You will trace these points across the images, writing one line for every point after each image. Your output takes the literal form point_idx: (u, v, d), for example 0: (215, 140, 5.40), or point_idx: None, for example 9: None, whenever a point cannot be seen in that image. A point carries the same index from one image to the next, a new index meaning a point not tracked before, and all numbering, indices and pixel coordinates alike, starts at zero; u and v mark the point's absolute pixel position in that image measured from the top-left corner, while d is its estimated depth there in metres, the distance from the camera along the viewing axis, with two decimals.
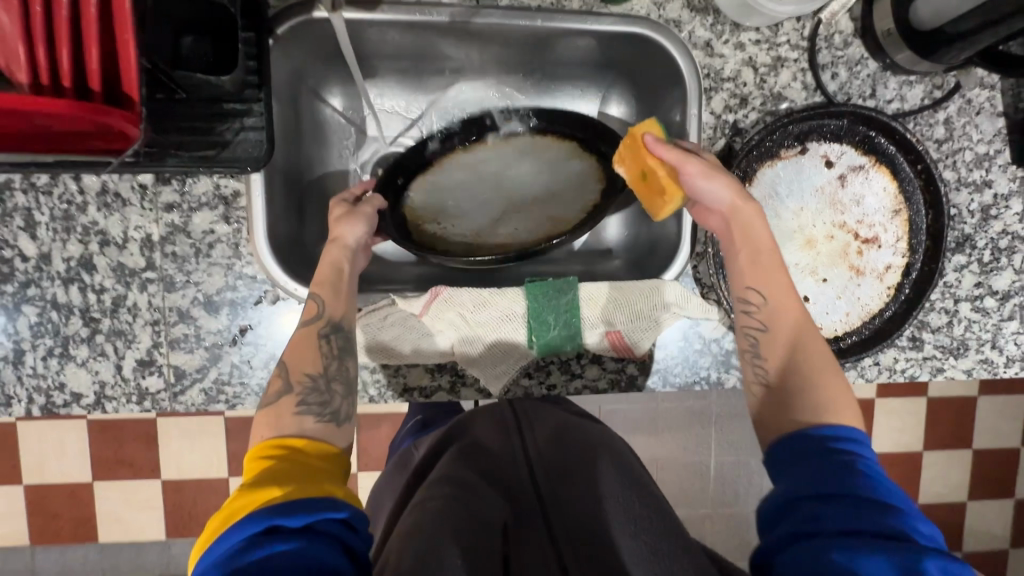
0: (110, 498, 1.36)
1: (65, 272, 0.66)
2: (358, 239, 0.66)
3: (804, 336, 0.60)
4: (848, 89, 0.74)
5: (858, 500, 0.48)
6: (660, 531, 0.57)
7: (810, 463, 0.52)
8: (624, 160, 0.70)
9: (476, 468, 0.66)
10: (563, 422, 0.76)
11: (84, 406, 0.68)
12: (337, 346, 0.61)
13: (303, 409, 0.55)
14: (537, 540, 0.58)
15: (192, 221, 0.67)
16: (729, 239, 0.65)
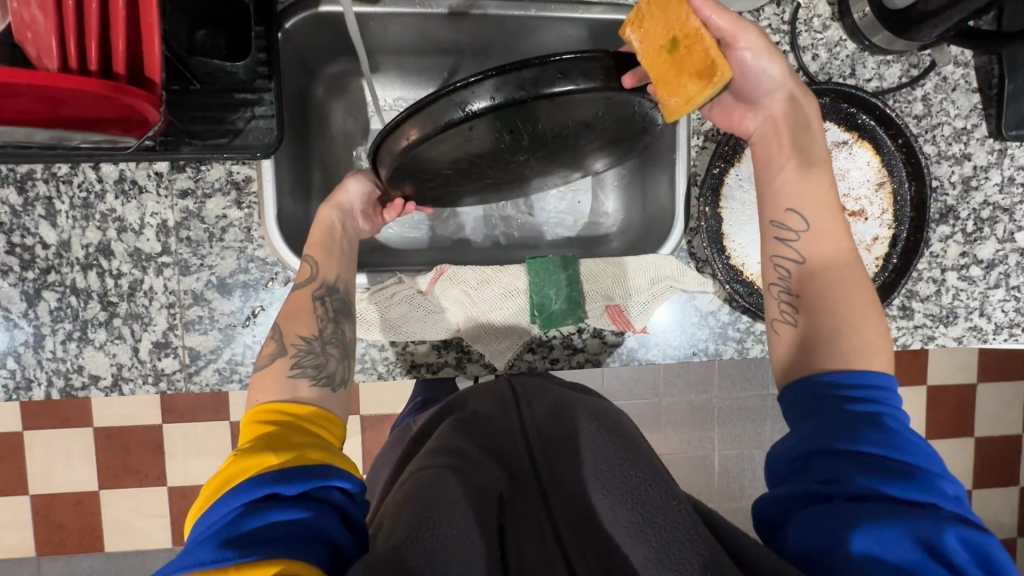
0: (116, 506, 1.37)
1: (84, 258, 0.68)
2: (354, 200, 0.73)
3: (840, 262, 0.61)
4: (828, 70, 0.78)
5: (868, 458, 0.50)
6: (638, 488, 0.55)
7: (827, 416, 0.53)
8: (642, 24, 0.56)
9: (470, 437, 0.66)
10: (562, 396, 0.74)
11: (102, 388, 0.70)
12: (332, 308, 0.65)
13: (298, 372, 0.59)
14: (531, 511, 0.57)
15: (206, 206, 0.69)
16: (768, 146, 0.66)
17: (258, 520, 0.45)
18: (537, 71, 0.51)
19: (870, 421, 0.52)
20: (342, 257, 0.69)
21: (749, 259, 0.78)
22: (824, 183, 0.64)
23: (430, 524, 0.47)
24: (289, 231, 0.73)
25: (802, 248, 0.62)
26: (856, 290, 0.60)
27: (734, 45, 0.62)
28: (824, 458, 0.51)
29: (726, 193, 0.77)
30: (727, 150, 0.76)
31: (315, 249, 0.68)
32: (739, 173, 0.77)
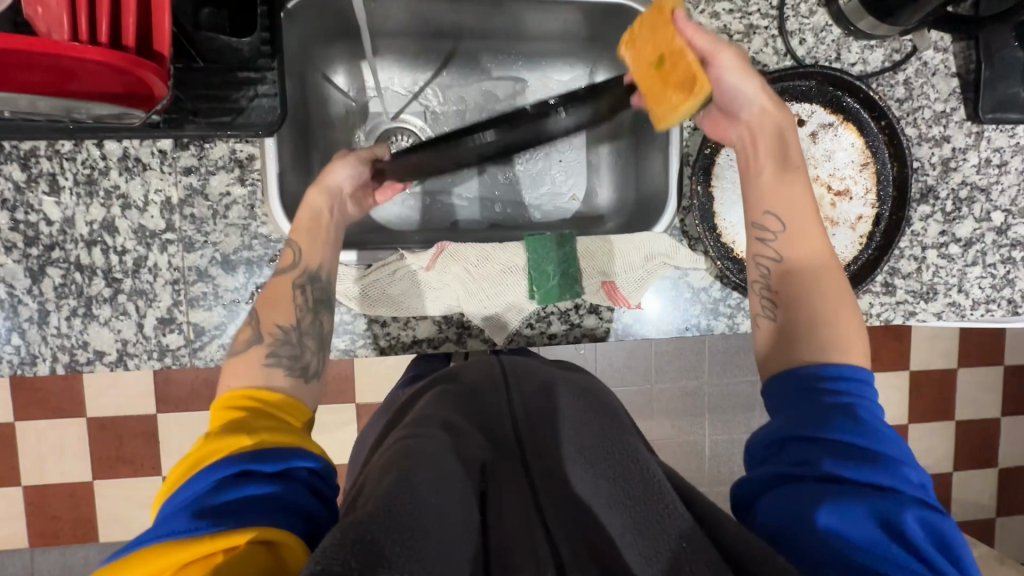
0: (110, 496, 1.36)
1: (88, 235, 0.69)
2: (342, 183, 0.73)
3: (816, 258, 0.64)
4: (815, 54, 0.81)
5: (839, 446, 0.51)
6: (620, 462, 0.54)
7: (805, 406, 0.55)
8: (637, 41, 0.65)
9: (456, 412, 0.65)
10: (552, 377, 0.75)
11: (107, 363, 0.71)
12: (311, 298, 0.66)
13: (272, 361, 0.59)
14: (515, 481, 0.56)
15: (209, 183, 0.70)
16: (747, 152, 0.69)
17: (232, 494, 0.44)
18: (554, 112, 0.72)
19: (843, 409, 0.53)
20: (327, 246, 0.69)
21: (738, 237, 0.81)
22: (803, 184, 0.67)
23: (404, 492, 0.45)
24: (292, 209, 0.75)
25: (779, 244, 0.65)
26: (832, 283, 0.63)
27: (714, 64, 0.64)
28: (796, 445, 0.53)
29: (717, 172, 0.80)
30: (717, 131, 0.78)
31: (302, 237, 0.67)
32: (729, 153, 0.80)
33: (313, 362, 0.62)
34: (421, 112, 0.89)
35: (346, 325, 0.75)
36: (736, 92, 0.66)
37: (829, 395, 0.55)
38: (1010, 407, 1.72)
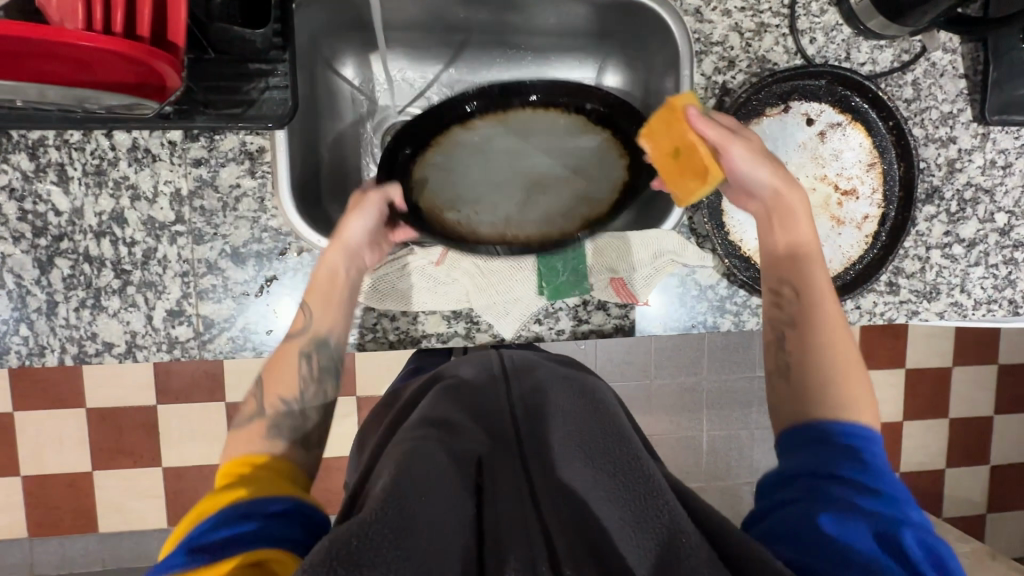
0: (110, 486, 1.36)
1: (97, 226, 0.69)
2: (358, 238, 0.70)
3: (829, 329, 0.66)
4: (825, 53, 0.81)
5: (846, 482, 0.53)
6: (619, 460, 0.55)
7: (814, 447, 0.57)
8: (655, 134, 0.71)
9: (454, 413, 0.65)
10: (555, 375, 0.77)
11: (116, 355, 0.70)
12: (319, 364, 0.67)
13: (274, 432, 0.59)
14: (512, 478, 0.56)
15: (220, 175, 0.70)
16: (765, 224, 0.72)
17: (227, 529, 0.45)
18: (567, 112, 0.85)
19: (847, 456, 0.55)
20: (339, 309, 0.69)
21: (746, 235, 0.81)
22: (816, 259, 0.70)
23: (407, 486, 0.46)
24: (302, 201, 0.74)
25: (796, 308, 0.68)
26: (845, 351, 0.65)
27: (725, 153, 0.68)
28: (804, 480, 0.54)
29: None
30: None
31: (318, 298, 0.68)
32: None
33: (313, 430, 0.62)
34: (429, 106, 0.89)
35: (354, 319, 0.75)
36: (749, 177, 0.69)
37: (835, 443, 0.56)
38: (1002, 406, 1.74)
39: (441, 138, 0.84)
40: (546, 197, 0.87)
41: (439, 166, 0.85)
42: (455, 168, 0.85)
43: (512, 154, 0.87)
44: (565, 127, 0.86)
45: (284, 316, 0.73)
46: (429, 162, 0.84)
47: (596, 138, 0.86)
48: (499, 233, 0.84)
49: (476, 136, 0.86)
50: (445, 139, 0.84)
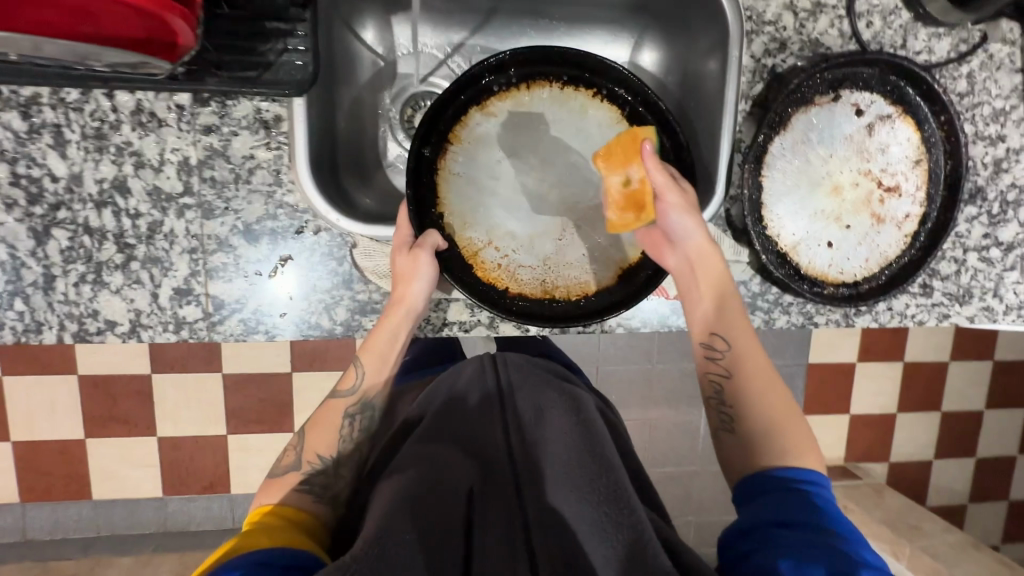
0: (104, 452, 1.29)
1: (98, 196, 0.63)
2: (421, 299, 0.67)
3: (761, 385, 0.67)
4: (881, 39, 0.76)
5: (807, 524, 0.55)
6: (609, 490, 0.57)
7: (775, 495, 0.59)
8: (611, 156, 0.70)
9: (441, 437, 0.66)
10: (545, 378, 0.77)
11: (119, 334, 0.66)
12: (357, 430, 0.70)
13: (304, 489, 0.64)
14: (504, 508, 0.58)
15: (232, 144, 0.65)
16: (690, 282, 0.70)
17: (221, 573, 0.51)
18: (597, 98, 0.76)
19: (798, 499, 0.57)
20: (390, 375, 0.71)
21: (785, 229, 0.78)
22: (741, 313, 0.70)
23: (394, 555, 0.48)
24: (320, 175, 0.69)
25: (727, 365, 0.68)
26: (779, 404, 0.66)
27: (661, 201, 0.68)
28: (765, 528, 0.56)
29: (769, 161, 0.76)
30: (773, 118, 0.74)
31: (373, 362, 0.69)
32: (783, 143, 0.76)
33: (343, 492, 0.67)
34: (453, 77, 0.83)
35: (374, 304, 0.71)
36: (673, 227, 0.69)
37: (787, 489, 0.59)
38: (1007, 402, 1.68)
39: (462, 132, 0.75)
40: (582, 225, 0.78)
41: (465, 177, 0.76)
42: (481, 175, 0.77)
43: (537, 157, 0.79)
44: (595, 123, 0.77)
45: (284, 291, 0.68)
46: (456, 174, 0.76)
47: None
48: (540, 288, 0.76)
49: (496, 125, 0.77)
50: (465, 131, 0.76)
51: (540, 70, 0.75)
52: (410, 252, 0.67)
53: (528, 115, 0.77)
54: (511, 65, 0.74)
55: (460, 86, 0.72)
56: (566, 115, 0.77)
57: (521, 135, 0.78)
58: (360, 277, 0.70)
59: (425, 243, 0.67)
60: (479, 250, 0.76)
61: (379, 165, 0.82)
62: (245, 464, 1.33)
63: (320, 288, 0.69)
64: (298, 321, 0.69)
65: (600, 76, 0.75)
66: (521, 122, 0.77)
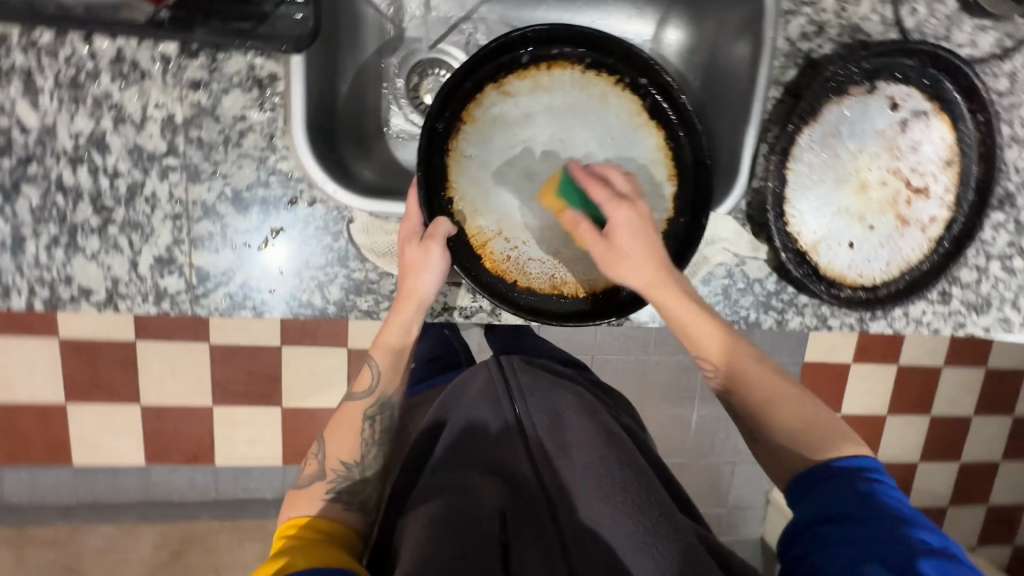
0: (84, 420, 1.20)
1: (72, 151, 0.58)
2: (431, 291, 0.64)
3: (767, 395, 0.63)
4: (924, 28, 0.72)
5: (868, 517, 0.52)
6: (647, 505, 0.57)
7: (829, 486, 0.56)
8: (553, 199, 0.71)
9: (459, 458, 0.64)
10: (555, 385, 0.75)
11: (94, 303, 0.61)
12: (377, 430, 0.68)
13: (333, 498, 0.64)
14: (537, 529, 0.57)
15: (222, 103, 0.60)
16: None
17: None
18: (619, 86, 0.71)
19: (852, 488, 0.54)
20: (404, 371, 0.69)
21: (805, 227, 0.74)
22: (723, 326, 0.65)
23: None
24: (318, 143, 0.64)
25: (723, 378, 0.65)
26: (792, 406, 0.62)
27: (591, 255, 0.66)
28: (824, 526, 0.53)
29: (796, 154, 0.72)
30: (805, 107, 0.70)
31: (387, 359, 0.67)
32: (812, 134, 0.72)
33: (371, 496, 0.66)
34: (464, 44, 0.77)
35: (369, 284, 0.66)
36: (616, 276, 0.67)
37: (840, 479, 0.56)
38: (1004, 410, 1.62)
39: (475, 111, 0.70)
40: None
41: (477, 160, 0.71)
42: (493, 159, 0.72)
43: (554, 144, 0.73)
44: (615, 113, 0.72)
45: (281, 261, 0.64)
46: (467, 156, 0.71)
47: (649, 135, 0.72)
48: (548, 283, 0.71)
49: (512, 106, 0.72)
50: (478, 111, 0.71)
51: (561, 52, 0.70)
52: (421, 242, 0.63)
53: (544, 97, 0.72)
54: (530, 42, 0.69)
55: (480, 60, 0.67)
56: (585, 100, 0.72)
57: (537, 119, 0.73)
58: (356, 254, 0.65)
59: (436, 233, 0.63)
60: (488, 240, 0.71)
61: (380, 135, 0.77)
62: (232, 437, 1.24)
63: (313, 264, 0.64)
64: (289, 299, 0.65)
65: (624, 63, 0.70)
66: (537, 104, 0.72)
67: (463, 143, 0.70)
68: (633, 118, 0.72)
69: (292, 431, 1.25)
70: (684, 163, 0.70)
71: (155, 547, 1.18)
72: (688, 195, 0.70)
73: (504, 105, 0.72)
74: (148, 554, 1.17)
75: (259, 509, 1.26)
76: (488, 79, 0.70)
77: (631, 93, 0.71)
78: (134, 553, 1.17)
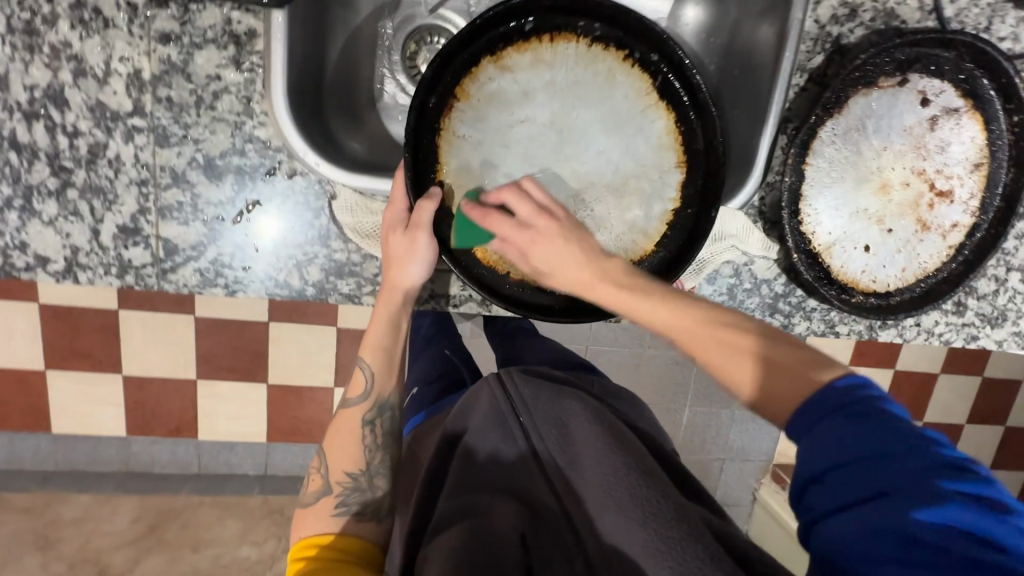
0: (63, 389, 1.12)
1: (27, 105, 0.53)
2: (418, 280, 0.60)
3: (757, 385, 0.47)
4: (964, 18, 0.67)
5: (863, 465, 0.40)
6: (661, 511, 0.53)
7: (815, 428, 0.43)
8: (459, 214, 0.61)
9: (470, 482, 0.62)
10: (561, 391, 0.71)
11: (51, 273, 0.57)
12: (379, 434, 0.64)
13: (343, 511, 0.60)
14: (560, 552, 0.55)
15: (194, 60, 0.54)
16: None
17: None
18: (628, 63, 0.66)
19: (841, 432, 0.41)
20: (398, 369, 0.65)
21: (821, 227, 0.69)
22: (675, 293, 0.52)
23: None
24: (301, 110, 0.59)
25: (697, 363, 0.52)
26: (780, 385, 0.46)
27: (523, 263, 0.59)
28: (817, 489, 0.42)
29: (816, 148, 0.68)
30: (830, 97, 0.65)
31: (379, 359, 0.63)
32: (834, 128, 0.68)
33: (385, 501, 0.63)
34: (466, 10, 0.70)
35: (351, 266, 0.62)
36: None
37: (826, 418, 0.43)
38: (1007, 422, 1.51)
39: (471, 87, 0.65)
40: (598, 208, 0.67)
41: (471, 139, 0.66)
42: (488, 139, 0.66)
43: (556, 125, 0.67)
44: (623, 93, 0.67)
45: (257, 236, 0.59)
46: (461, 136, 0.66)
47: (658, 118, 0.67)
48: None
49: (511, 79, 0.66)
50: (474, 87, 0.65)
51: (566, 23, 0.65)
52: (406, 231, 0.58)
53: (546, 72, 0.66)
54: (533, 12, 0.63)
55: (478, 27, 0.61)
56: (590, 76, 0.67)
57: (538, 95, 0.67)
58: (338, 234, 0.61)
59: (419, 221, 0.58)
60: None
61: (371, 106, 0.72)
62: (216, 411, 1.17)
63: (292, 242, 0.60)
64: (266, 279, 0.60)
65: (635, 37, 0.64)
66: (539, 80, 0.67)
67: (457, 119, 0.65)
68: (642, 99, 0.66)
69: (277, 407, 1.18)
70: (694, 151, 0.66)
71: (132, 519, 1.13)
72: (698, 185, 0.66)
73: (503, 78, 0.66)
74: (126, 526, 1.13)
75: (242, 485, 1.21)
76: (485, 51, 0.65)
77: (639, 73, 0.66)
78: (111, 524, 1.12)
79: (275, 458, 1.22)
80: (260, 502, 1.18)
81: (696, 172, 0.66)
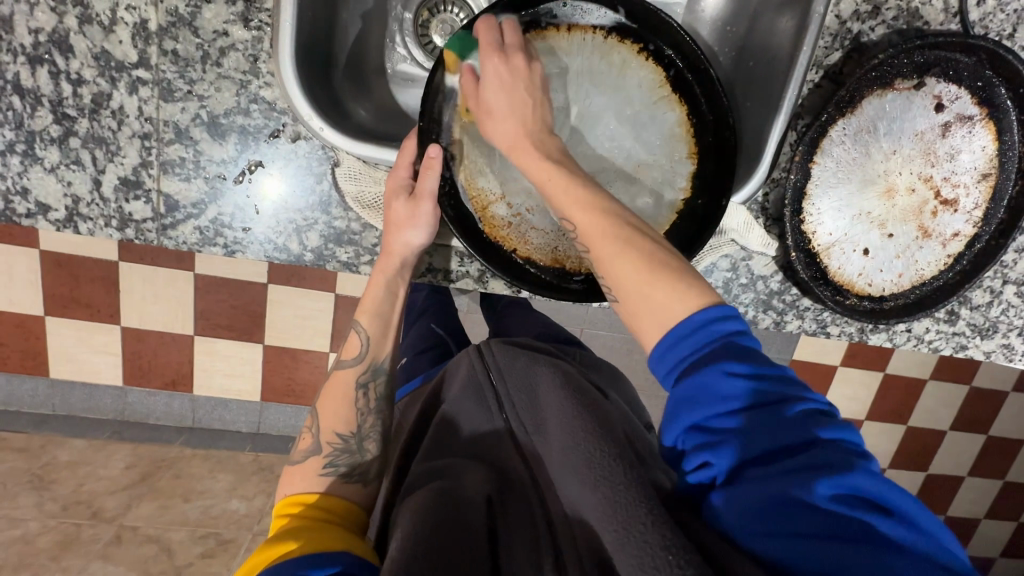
0: (62, 335, 1.13)
1: (32, 49, 0.53)
2: (416, 247, 0.61)
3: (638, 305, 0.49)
4: (988, 23, 0.66)
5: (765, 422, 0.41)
6: (611, 467, 0.50)
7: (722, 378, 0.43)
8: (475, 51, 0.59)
9: (449, 449, 0.64)
10: (534, 357, 0.73)
11: (53, 222, 0.57)
12: (370, 400, 0.66)
13: (330, 472, 0.61)
14: (527, 512, 0.55)
15: (201, 13, 0.54)
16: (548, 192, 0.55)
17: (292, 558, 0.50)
18: (642, 55, 0.65)
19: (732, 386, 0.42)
20: (392, 331, 0.67)
21: (822, 227, 0.69)
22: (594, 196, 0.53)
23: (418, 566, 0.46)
24: (309, 74, 0.58)
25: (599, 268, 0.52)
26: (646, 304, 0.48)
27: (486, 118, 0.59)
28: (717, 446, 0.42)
29: (825, 146, 0.67)
30: (843, 97, 0.64)
31: (373, 323, 0.65)
32: (845, 127, 0.67)
33: (372, 466, 0.64)
34: None
35: (350, 235, 0.62)
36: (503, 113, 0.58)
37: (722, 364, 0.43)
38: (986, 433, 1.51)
39: None
40: (608, 194, 0.67)
41: None
42: None
43: (568, 111, 0.66)
44: (637, 84, 0.66)
45: (257, 198, 0.59)
46: None
47: (671, 111, 0.66)
48: (550, 255, 0.65)
49: None
50: None
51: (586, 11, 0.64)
52: (410, 198, 0.60)
53: (562, 58, 0.65)
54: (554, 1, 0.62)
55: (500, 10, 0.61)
56: (604, 64, 0.66)
57: (554, 80, 0.66)
58: (339, 201, 0.61)
59: (424, 190, 0.59)
60: (488, 204, 0.64)
61: (380, 72, 0.71)
62: (211, 368, 1.19)
63: (291, 205, 0.60)
64: (265, 242, 0.60)
65: (651, 30, 0.63)
66: (556, 64, 0.65)
67: None
68: (653, 91, 0.66)
69: (272, 367, 1.20)
70: (704, 142, 0.65)
71: (126, 466, 1.14)
72: (705, 184, 0.65)
73: None
74: (118, 473, 1.13)
75: (234, 441, 1.24)
76: None
77: (652, 68, 0.65)
78: (105, 469, 1.13)
79: (267, 417, 1.25)
80: (251, 458, 1.21)
81: (706, 165, 0.65)
